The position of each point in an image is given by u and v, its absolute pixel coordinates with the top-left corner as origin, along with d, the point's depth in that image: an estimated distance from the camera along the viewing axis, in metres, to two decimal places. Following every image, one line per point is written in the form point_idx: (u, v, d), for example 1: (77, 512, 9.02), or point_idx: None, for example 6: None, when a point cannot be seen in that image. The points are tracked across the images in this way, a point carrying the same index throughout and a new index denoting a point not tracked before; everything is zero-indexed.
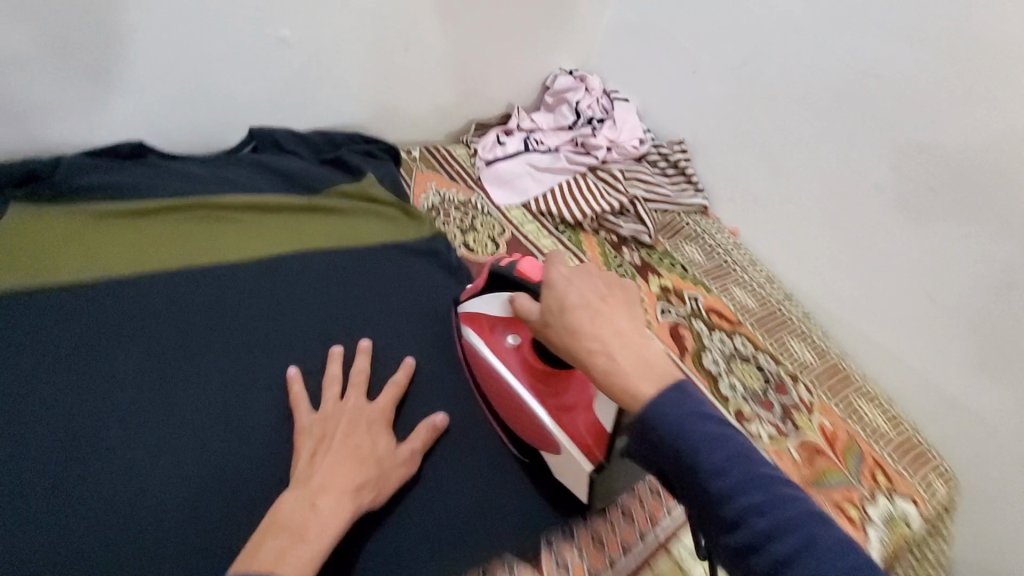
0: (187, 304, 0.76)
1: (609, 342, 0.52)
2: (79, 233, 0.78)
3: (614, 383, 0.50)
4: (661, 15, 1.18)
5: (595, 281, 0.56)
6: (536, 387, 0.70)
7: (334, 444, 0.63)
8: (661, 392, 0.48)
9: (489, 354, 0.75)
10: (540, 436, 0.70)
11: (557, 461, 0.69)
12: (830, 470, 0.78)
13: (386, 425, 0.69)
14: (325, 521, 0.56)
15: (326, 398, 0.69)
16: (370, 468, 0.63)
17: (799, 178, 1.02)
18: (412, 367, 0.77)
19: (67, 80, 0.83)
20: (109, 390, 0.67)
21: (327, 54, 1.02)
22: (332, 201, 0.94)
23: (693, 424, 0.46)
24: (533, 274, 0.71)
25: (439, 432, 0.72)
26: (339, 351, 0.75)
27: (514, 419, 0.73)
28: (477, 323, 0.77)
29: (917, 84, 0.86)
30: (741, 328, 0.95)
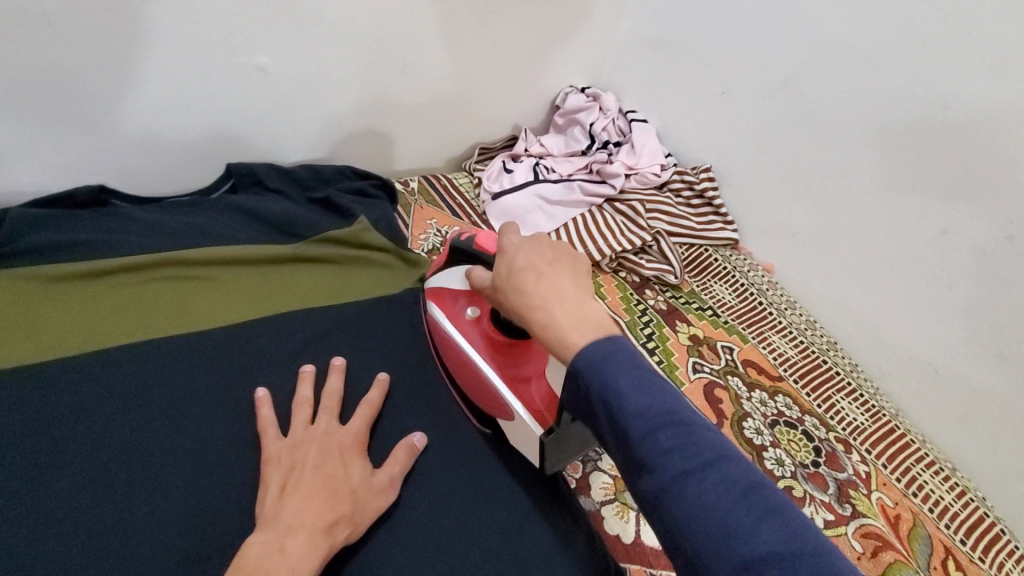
0: (140, 383, 0.65)
1: (549, 298, 0.49)
2: (19, 300, 0.68)
3: (552, 344, 0.47)
4: (685, 28, 1.06)
5: (543, 246, 0.53)
6: (491, 354, 0.67)
7: (302, 474, 0.57)
8: (592, 347, 0.45)
9: (448, 324, 0.72)
10: (494, 405, 0.66)
11: (511, 430, 0.65)
12: (899, 565, 0.66)
13: (361, 450, 0.62)
14: (294, 568, 0.50)
15: (295, 421, 0.63)
16: (342, 502, 0.56)
17: (845, 213, 0.91)
18: (386, 384, 0.70)
19: (9, 122, 0.73)
20: (37, 500, 0.56)
21: (312, 81, 0.91)
22: (318, 250, 0.83)
23: (621, 376, 0.42)
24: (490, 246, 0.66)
25: (416, 452, 0.66)
26: (310, 370, 0.69)
27: (471, 390, 0.70)
28: (439, 298, 0.74)
29: (991, 112, 0.74)
30: (783, 385, 0.84)
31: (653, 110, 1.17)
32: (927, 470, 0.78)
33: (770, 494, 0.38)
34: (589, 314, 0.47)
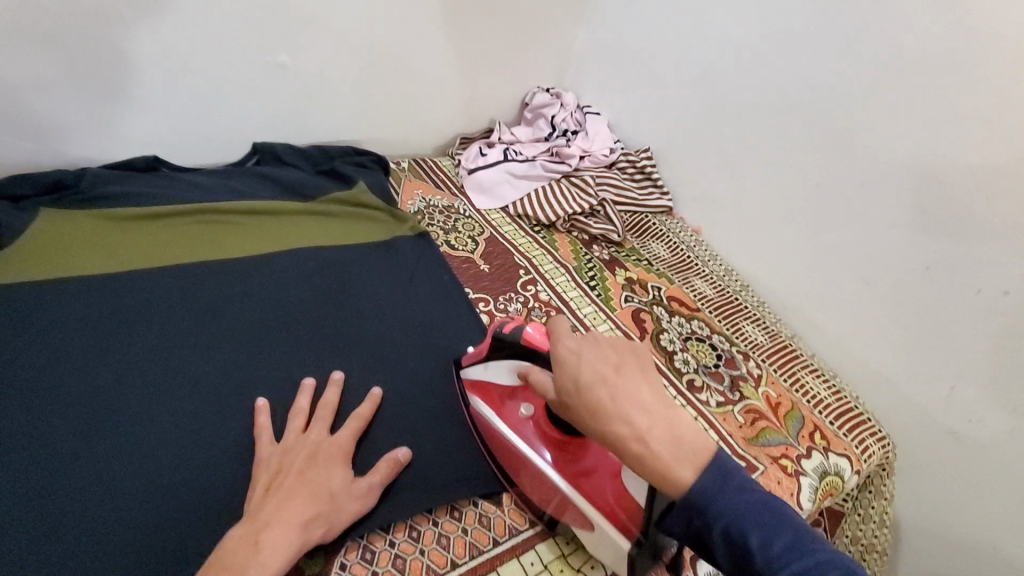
0: (191, 294, 0.86)
1: (634, 419, 0.55)
2: (97, 234, 0.89)
3: (648, 467, 0.54)
4: (627, 36, 1.30)
5: (605, 352, 0.59)
6: (554, 454, 0.70)
7: (287, 478, 0.65)
8: (699, 479, 0.52)
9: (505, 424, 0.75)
10: (572, 513, 0.68)
11: (592, 536, 0.68)
12: (769, 430, 0.86)
13: (346, 459, 0.70)
14: (268, 556, 0.58)
15: (289, 430, 0.72)
16: (321, 504, 0.64)
17: (752, 179, 1.12)
18: (378, 399, 0.78)
19: (90, 101, 0.96)
20: (119, 370, 0.76)
21: (321, 76, 1.13)
22: (324, 207, 1.05)
23: (737, 507, 0.50)
24: (539, 343, 0.69)
25: (400, 466, 0.73)
26: (311, 384, 0.78)
27: (538, 491, 0.72)
28: (487, 393, 0.78)
29: (845, 91, 0.97)
30: (699, 314, 1.03)
31: (606, 105, 1.39)
32: (810, 374, 0.97)
33: None
34: (673, 431, 0.55)
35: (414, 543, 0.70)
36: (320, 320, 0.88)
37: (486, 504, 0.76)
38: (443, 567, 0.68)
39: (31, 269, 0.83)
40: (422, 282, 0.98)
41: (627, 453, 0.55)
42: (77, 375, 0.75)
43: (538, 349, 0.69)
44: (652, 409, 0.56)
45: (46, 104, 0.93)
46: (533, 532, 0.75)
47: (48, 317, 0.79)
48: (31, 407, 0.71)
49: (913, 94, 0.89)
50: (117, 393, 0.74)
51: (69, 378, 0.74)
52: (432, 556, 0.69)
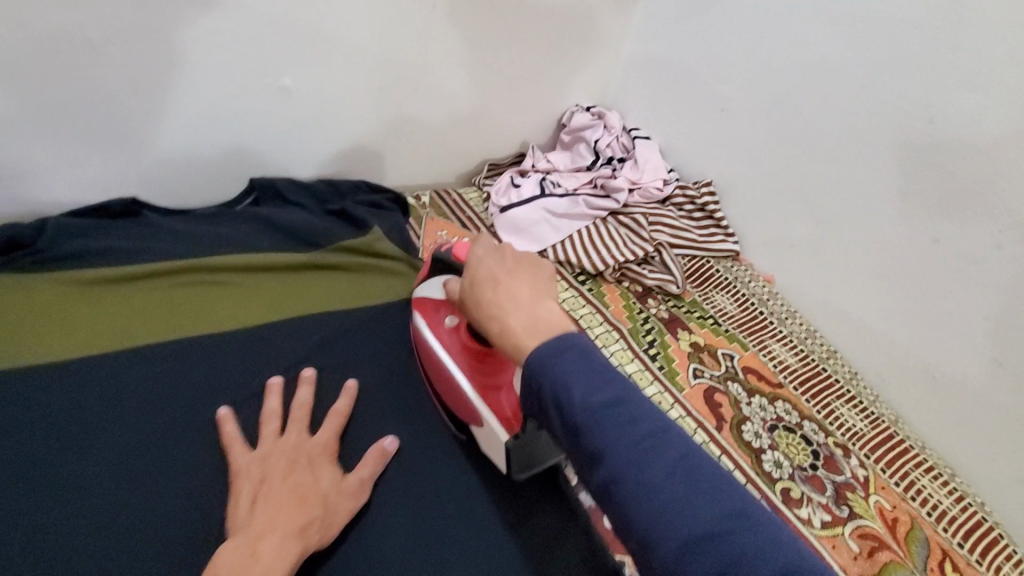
0: (174, 381, 0.69)
1: (499, 306, 0.52)
2: (61, 304, 0.72)
3: (505, 345, 0.50)
4: (684, 50, 1.12)
5: (506, 255, 0.57)
6: (465, 361, 0.68)
7: (274, 485, 0.59)
8: (544, 353, 0.47)
9: (428, 331, 0.72)
10: (467, 412, 0.67)
11: (482, 435, 0.66)
12: (893, 565, 0.68)
13: (332, 460, 0.64)
14: (267, 568, 0.51)
15: (264, 434, 0.65)
16: (314, 506, 0.58)
17: (841, 226, 0.94)
18: (354, 394, 0.71)
19: (56, 139, 0.80)
20: (75, 496, 0.59)
21: (331, 101, 0.97)
22: (337, 258, 0.88)
23: (566, 373, 0.45)
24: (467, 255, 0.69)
25: (388, 456, 0.67)
26: (277, 382, 0.70)
27: (445, 392, 0.70)
28: (421, 304, 0.75)
29: (976, 128, 0.78)
30: (783, 391, 0.86)
31: (655, 128, 1.21)
32: (927, 474, 0.78)
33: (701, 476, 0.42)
34: (536, 315, 0.51)
35: None
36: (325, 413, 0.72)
37: None
38: None
39: None
40: None
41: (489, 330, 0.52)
42: (7, 510, 0.57)
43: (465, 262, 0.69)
44: (515, 293, 0.53)
45: None
46: None
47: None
48: None
49: None
50: (53, 533, 0.57)
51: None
52: None
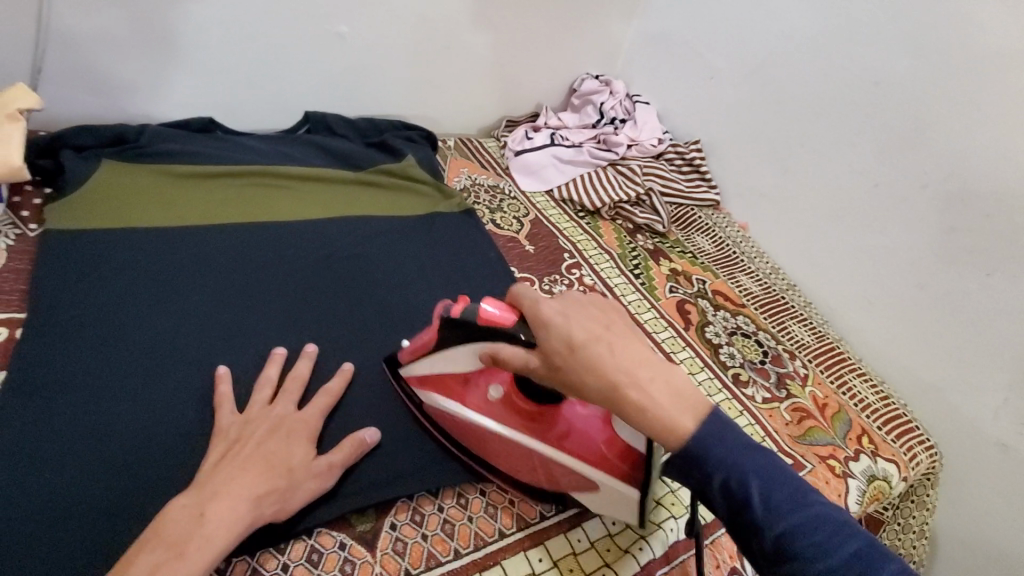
0: (248, 254, 0.84)
1: (631, 374, 0.51)
2: (159, 191, 0.87)
3: (646, 417, 0.51)
4: (684, 25, 1.27)
5: (588, 309, 0.55)
6: (533, 427, 0.65)
7: (243, 451, 0.59)
8: (694, 424, 0.51)
9: (471, 410, 0.67)
10: (566, 479, 0.64)
11: (590, 494, 0.64)
12: (816, 430, 0.85)
13: (312, 440, 0.64)
14: (212, 532, 0.52)
15: (255, 401, 0.66)
16: (276, 479, 0.57)
17: (806, 177, 1.09)
18: (349, 375, 0.73)
19: (153, 59, 0.97)
20: (172, 322, 0.74)
21: (377, 49, 1.13)
22: (375, 177, 1.04)
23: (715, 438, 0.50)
24: (494, 321, 0.60)
25: (367, 448, 0.67)
26: (281, 353, 0.72)
27: (519, 464, 0.66)
28: (441, 383, 0.69)
29: (914, 88, 0.94)
30: (744, 309, 1.02)
31: (655, 95, 1.38)
32: (858, 378, 0.95)
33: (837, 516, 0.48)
34: (673, 384, 0.52)
35: (462, 510, 0.67)
36: (367, 287, 0.87)
37: (493, 493, 0.70)
38: (490, 536, 0.65)
39: (88, 220, 0.80)
40: (468, 257, 0.96)
41: (627, 401, 0.51)
42: (122, 323, 0.72)
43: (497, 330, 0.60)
44: (642, 362, 0.52)
45: (105, 57, 0.93)
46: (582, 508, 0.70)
47: (111, 264, 0.76)
48: (87, 359, 0.68)
49: (989, 98, 0.86)
50: (165, 346, 0.71)
51: (115, 326, 0.71)
52: (480, 524, 0.66)
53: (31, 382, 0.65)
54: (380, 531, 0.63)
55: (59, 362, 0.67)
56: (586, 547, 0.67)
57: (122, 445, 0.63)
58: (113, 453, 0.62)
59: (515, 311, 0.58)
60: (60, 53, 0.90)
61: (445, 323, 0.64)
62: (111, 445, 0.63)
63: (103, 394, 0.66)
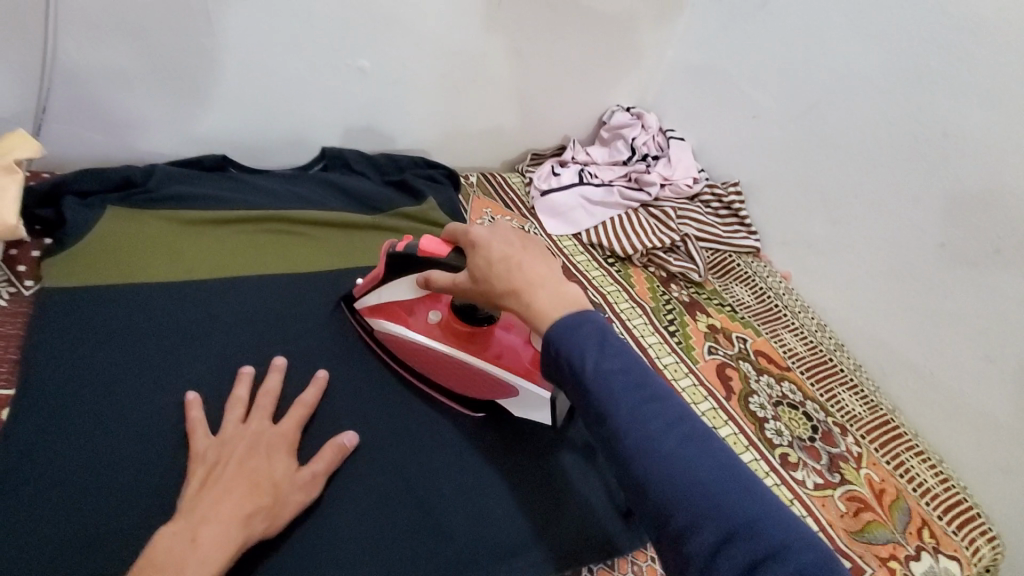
0: (257, 313, 0.78)
1: (529, 281, 0.56)
2: (166, 241, 0.81)
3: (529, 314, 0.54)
4: (724, 60, 1.21)
5: (509, 234, 0.61)
6: (465, 344, 0.72)
7: (224, 473, 0.57)
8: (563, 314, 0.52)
9: (414, 331, 0.74)
10: (497, 388, 0.72)
11: (517, 401, 0.72)
12: (875, 524, 0.76)
13: (291, 447, 0.63)
14: (204, 559, 0.50)
15: (226, 421, 0.63)
16: (263, 496, 0.56)
17: (856, 228, 1.02)
18: (323, 383, 0.71)
19: (165, 95, 0.92)
20: (172, 395, 0.67)
21: (400, 83, 1.08)
22: (395, 222, 0.98)
23: (590, 348, 0.49)
24: (433, 249, 0.68)
25: (346, 452, 0.66)
26: (250, 372, 0.69)
27: (455, 379, 0.73)
28: (388, 310, 0.75)
29: (984, 142, 0.86)
30: (790, 374, 0.94)
31: (689, 131, 1.30)
32: (916, 457, 0.86)
33: (699, 442, 0.46)
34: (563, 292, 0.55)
35: None
36: None
37: None
38: None
39: (88, 276, 0.74)
40: None
41: (519, 298, 0.55)
42: (120, 397, 0.66)
43: (436, 256, 0.68)
44: (538, 272, 0.56)
45: (117, 94, 0.89)
46: None
47: (110, 326, 0.70)
48: (79, 442, 0.62)
49: None
50: (164, 424, 0.65)
51: (111, 400, 0.65)
52: None
53: (15, 472, 0.58)
54: None
55: (49, 447, 0.61)
56: None
57: (111, 548, 0.56)
58: (100, 556, 0.55)
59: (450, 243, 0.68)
60: (69, 90, 0.86)
61: (392, 255, 0.71)
62: (99, 547, 0.56)
63: (95, 484, 0.59)
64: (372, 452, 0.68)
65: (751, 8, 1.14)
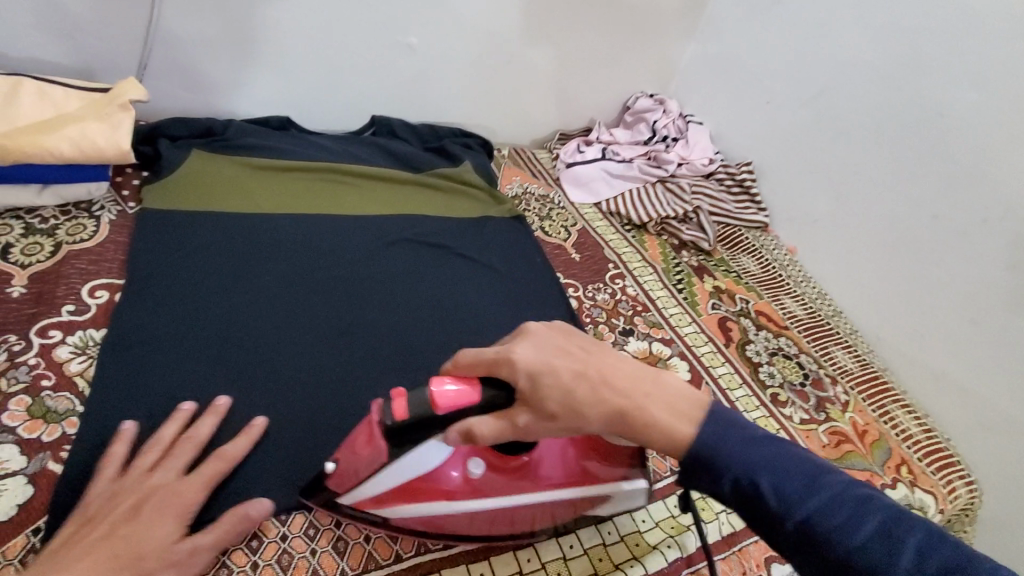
0: (316, 241, 0.90)
1: (631, 394, 0.54)
2: (240, 180, 0.94)
3: (652, 433, 0.53)
4: (742, 51, 1.30)
5: (559, 351, 0.54)
6: (531, 480, 0.60)
7: (89, 537, 0.50)
8: (699, 430, 0.52)
9: (455, 500, 0.59)
10: (579, 506, 0.64)
11: (601, 505, 0.65)
12: (853, 454, 0.85)
13: (185, 514, 0.54)
14: None
15: (136, 464, 0.57)
16: (120, 568, 0.49)
17: (857, 203, 1.10)
18: (254, 439, 0.63)
19: (242, 60, 1.06)
20: (247, 296, 0.78)
21: (442, 60, 1.20)
22: (434, 180, 1.10)
23: (756, 459, 0.50)
24: (471, 401, 0.53)
25: (255, 522, 0.57)
26: (188, 410, 0.63)
27: (526, 522, 0.62)
28: (414, 489, 0.58)
29: (974, 122, 0.93)
30: (787, 332, 1.02)
31: (708, 116, 1.40)
32: (902, 408, 0.95)
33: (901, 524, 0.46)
34: (666, 389, 0.55)
35: None
36: (421, 274, 0.91)
37: None
38: None
39: (177, 202, 0.87)
40: (518, 260, 1.00)
41: (633, 419, 0.53)
42: (207, 293, 0.77)
43: (473, 407, 0.53)
44: (631, 378, 0.55)
45: (202, 57, 1.03)
46: (613, 506, 0.70)
47: (197, 240, 0.82)
48: (173, 323, 0.72)
49: None
50: (240, 318, 0.76)
51: (198, 295, 0.76)
52: None
53: (126, 339, 0.69)
54: None
55: (153, 325, 0.71)
56: (616, 540, 0.67)
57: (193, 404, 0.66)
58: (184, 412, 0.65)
59: (475, 380, 0.54)
60: (164, 52, 1.00)
61: (392, 429, 0.54)
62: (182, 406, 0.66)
63: (181, 359, 0.69)
64: (410, 358, 0.79)
65: (769, 2, 1.24)
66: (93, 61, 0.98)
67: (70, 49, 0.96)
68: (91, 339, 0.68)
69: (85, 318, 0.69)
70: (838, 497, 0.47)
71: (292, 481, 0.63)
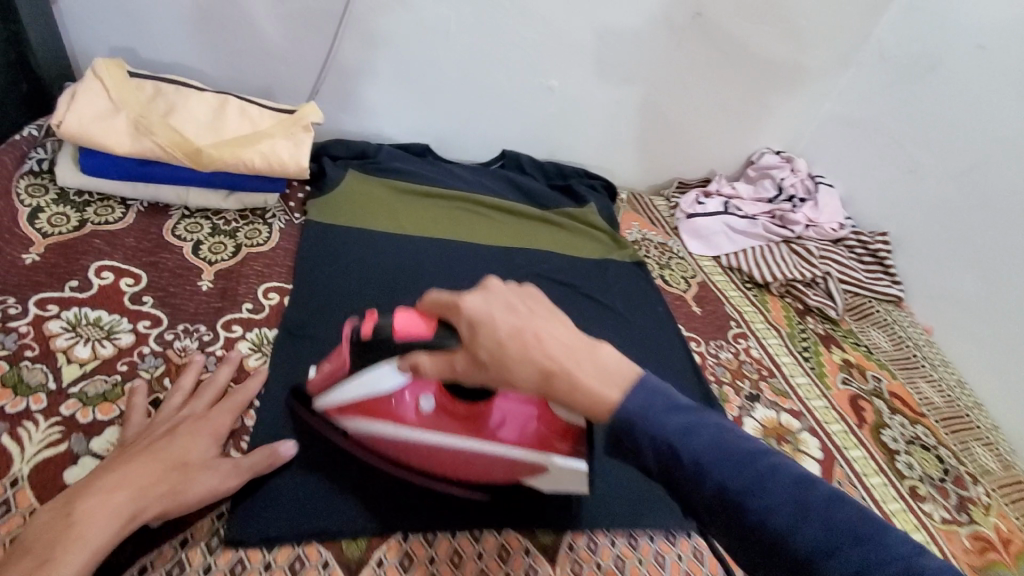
0: (455, 268, 0.94)
1: (561, 352, 0.47)
2: (387, 202, 1.01)
3: (578, 399, 0.45)
4: (886, 115, 1.24)
5: (508, 299, 0.50)
6: (474, 432, 0.61)
7: (135, 447, 0.56)
8: (623, 398, 0.44)
9: (407, 426, 0.62)
10: (520, 471, 0.63)
11: (545, 478, 0.63)
12: (1000, 564, 0.76)
13: (214, 434, 0.60)
14: (83, 531, 0.48)
15: (166, 405, 0.62)
16: (168, 472, 0.54)
17: (1007, 287, 1.04)
18: (261, 380, 0.68)
19: (398, 91, 1.14)
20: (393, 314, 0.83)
21: (575, 105, 1.23)
22: (561, 218, 1.12)
23: (662, 419, 0.43)
24: (415, 329, 0.53)
25: (280, 458, 0.62)
26: (201, 359, 0.68)
27: (467, 468, 0.64)
28: (368, 407, 0.62)
29: None
30: (925, 420, 0.95)
31: (840, 179, 1.34)
32: None
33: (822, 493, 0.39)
34: (599, 362, 0.47)
35: (632, 549, 0.67)
36: None
37: (659, 543, 0.68)
38: None
39: (337, 218, 0.94)
40: (643, 309, 0.99)
41: (558, 382, 0.46)
42: (359, 307, 0.82)
43: (418, 338, 0.53)
44: (560, 336, 0.48)
45: (365, 85, 1.12)
46: None
47: (352, 257, 0.89)
48: (331, 332, 0.77)
49: None
50: None
51: (353, 307, 0.82)
52: (648, 568, 0.65)
53: (292, 341, 0.75)
54: (559, 547, 0.65)
55: (314, 331, 0.77)
56: None
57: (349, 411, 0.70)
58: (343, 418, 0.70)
59: (430, 318, 0.53)
60: (335, 79, 1.10)
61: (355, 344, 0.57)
62: None
63: None
64: None
65: (922, 71, 1.19)
66: (274, 82, 1.09)
67: (258, 71, 1.07)
68: (266, 337, 0.74)
69: (261, 317, 0.76)
70: (757, 465, 0.40)
71: (440, 504, 0.65)
